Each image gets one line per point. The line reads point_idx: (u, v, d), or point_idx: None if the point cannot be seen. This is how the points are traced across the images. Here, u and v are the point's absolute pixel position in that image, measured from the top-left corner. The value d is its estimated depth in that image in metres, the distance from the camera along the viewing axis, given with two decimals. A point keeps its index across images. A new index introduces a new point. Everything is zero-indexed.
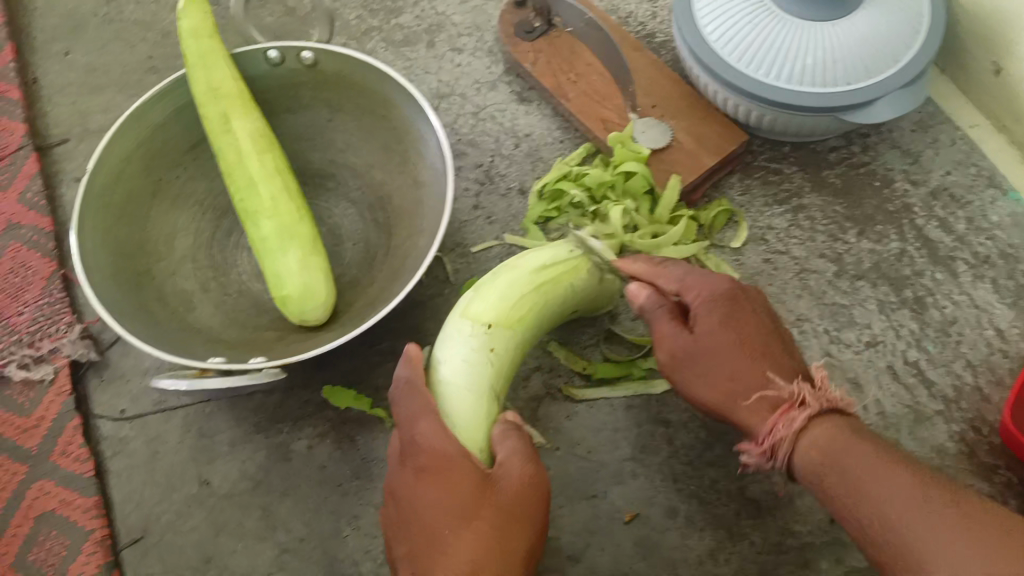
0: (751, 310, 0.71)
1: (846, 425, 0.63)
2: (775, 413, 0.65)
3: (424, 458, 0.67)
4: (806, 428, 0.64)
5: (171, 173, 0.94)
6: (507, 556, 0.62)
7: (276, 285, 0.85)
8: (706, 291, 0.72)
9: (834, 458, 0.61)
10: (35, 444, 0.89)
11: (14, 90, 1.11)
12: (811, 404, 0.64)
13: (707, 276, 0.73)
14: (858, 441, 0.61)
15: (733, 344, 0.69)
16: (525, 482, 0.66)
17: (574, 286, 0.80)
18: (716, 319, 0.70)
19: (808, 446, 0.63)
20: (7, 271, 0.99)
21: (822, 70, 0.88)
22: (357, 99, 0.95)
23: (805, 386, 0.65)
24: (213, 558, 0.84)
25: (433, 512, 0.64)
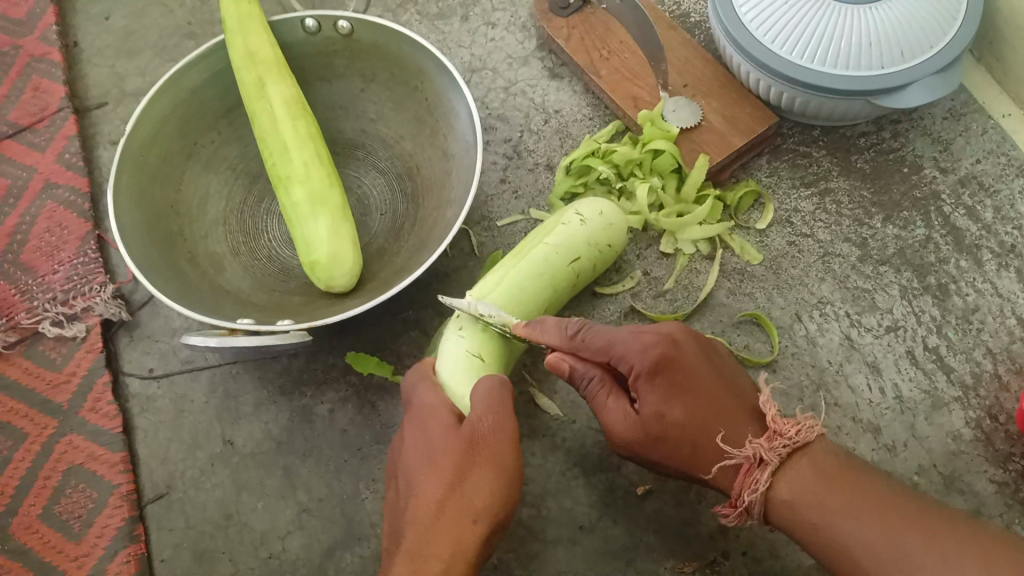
0: (681, 367, 0.69)
1: (809, 470, 0.65)
2: (740, 479, 0.67)
3: (419, 413, 0.71)
4: (772, 486, 0.65)
5: (206, 138, 0.95)
6: (472, 501, 0.64)
7: (305, 250, 0.86)
8: (635, 359, 0.69)
9: (809, 513, 0.63)
10: (66, 399, 0.92)
11: (54, 53, 1.13)
12: (769, 462, 0.65)
13: (627, 342, 0.69)
14: (825, 484, 0.64)
15: (682, 414, 0.68)
16: (496, 431, 0.66)
17: (554, 238, 0.82)
18: (654, 395, 0.69)
19: (779, 506, 0.65)
20: (43, 229, 1.01)
21: (856, 54, 0.88)
22: (392, 69, 0.96)
23: (758, 444, 0.66)
24: (235, 515, 0.86)
25: (414, 458, 0.67)
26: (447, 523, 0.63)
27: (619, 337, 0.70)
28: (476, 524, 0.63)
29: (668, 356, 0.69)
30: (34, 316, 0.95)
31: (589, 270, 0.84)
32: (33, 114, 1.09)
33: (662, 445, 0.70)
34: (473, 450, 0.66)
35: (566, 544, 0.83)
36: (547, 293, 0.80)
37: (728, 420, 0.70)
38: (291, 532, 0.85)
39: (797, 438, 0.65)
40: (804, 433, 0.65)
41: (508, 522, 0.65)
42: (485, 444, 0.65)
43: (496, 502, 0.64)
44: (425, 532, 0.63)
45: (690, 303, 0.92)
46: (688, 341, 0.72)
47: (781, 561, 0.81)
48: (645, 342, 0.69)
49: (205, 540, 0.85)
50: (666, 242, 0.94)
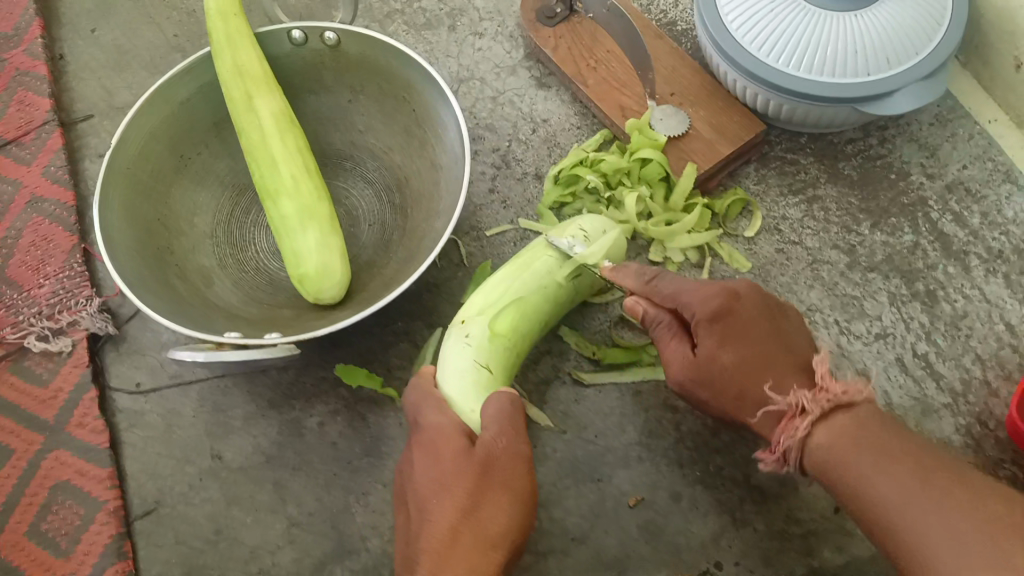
0: (740, 316, 0.70)
1: (852, 426, 0.62)
2: (781, 425, 0.66)
3: (427, 434, 0.69)
4: (811, 435, 0.64)
5: (193, 151, 0.95)
6: (487, 530, 0.62)
7: (294, 263, 0.86)
8: (696, 307, 0.70)
9: (839, 461, 0.61)
10: (53, 414, 0.91)
11: (40, 66, 1.12)
12: (811, 412, 0.64)
13: (694, 290, 0.71)
14: (864, 435, 0.61)
15: (734, 360, 0.69)
16: (510, 453, 0.66)
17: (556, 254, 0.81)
18: (710, 339, 0.70)
19: (816, 451, 0.63)
20: (29, 244, 1.00)
21: (842, 61, 0.88)
22: (379, 81, 0.96)
23: (800, 394, 0.64)
24: (225, 530, 0.85)
25: (424, 481, 0.65)
26: (462, 551, 0.61)
27: (689, 285, 0.72)
28: (491, 553, 0.62)
29: (728, 305, 0.70)
30: (20, 332, 0.94)
31: (589, 282, 0.85)
32: (18, 128, 1.08)
33: (714, 390, 0.71)
34: (486, 475, 0.64)
35: (558, 555, 0.83)
36: (550, 307, 0.81)
37: (777, 372, 0.68)
38: (281, 546, 0.84)
39: (843, 396, 0.63)
40: (850, 393, 0.63)
41: (520, 549, 0.65)
42: (498, 469, 0.65)
43: (510, 530, 0.63)
44: (441, 560, 0.61)
45: None
46: (753, 295, 0.71)
47: (774, 570, 0.81)
48: (708, 290, 0.71)
49: (194, 555, 0.84)
50: (655, 251, 0.94)
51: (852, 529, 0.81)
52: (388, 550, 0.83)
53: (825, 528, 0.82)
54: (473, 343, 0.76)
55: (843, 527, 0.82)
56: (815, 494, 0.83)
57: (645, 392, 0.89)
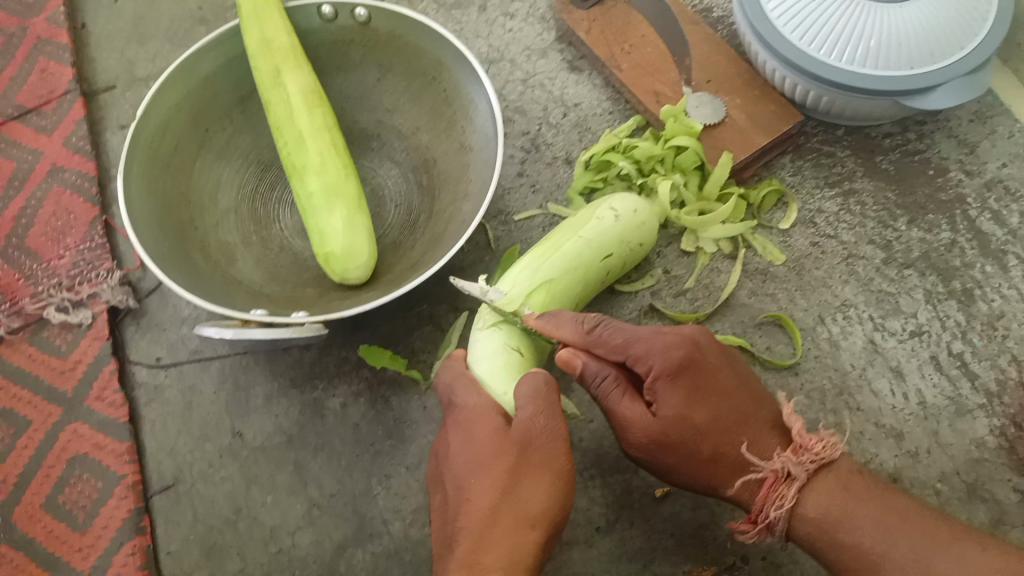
0: (700, 368, 0.66)
1: (835, 485, 0.64)
2: (764, 492, 0.64)
3: (463, 414, 0.67)
4: (799, 502, 0.64)
5: (218, 125, 0.93)
6: (529, 510, 0.61)
7: (319, 242, 0.84)
8: (655, 361, 0.66)
9: (837, 528, 0.62)
10: (71, 387, 0.90)
11: (64, 35, 1.11)
12: (798, 476, 0.63)
13: (648, 342, 0.67)
14: (855, 500, 0.63)
15: (702, 419, 0.66)
16: (548, 434, 0.64)
17: (585, 233, 0.80)
18: (675, 397, 0.66)
19: (808, 522, 0.63)
20: (49, 214, 0.98)
21: (884, 53, 0.86)
22: (409, 59, 0.94)
23: (785, 458, 0.63)
24: (243, 509, 0.84)
25: (461, 461, 0.64)
26: (503, 530, 0.60)
27: (639, 335, 0.68)
28: (533, 531, 0.61)
29: (689, 356, 0.66)
30: (39, 302, 0.93)
31: (619, 266, 0.83)
32: (40, 97, 1.07)
33: (681, 452, 0.67)
34: (526, 456, 0.63)
35: (582, 545, 0.81)
36: (576, 290, 0.79)
37: (749, 431, 0.67)
38: (300, 527, 0.83)
39: (823, 454, 0.63)
40: (829, 451, 0.63)
41: (561, 529, 0.63)
42: (537, 448, 0.64)
43: (553, 510, 0.62)
44: (482, 539, 0.60)
45: (712, 303, 0.91)
46: (709, 344, 0.68)
47: (802, 567, 0.79)
48: (665, 341, 0.66)
49: (212, 534, 0.83)
50: (687, 240, 0.92)
51: None
52: (409, 535, 0.82)
53: None
54: (503, 325, 0.75)
55: None
56: None
57: None
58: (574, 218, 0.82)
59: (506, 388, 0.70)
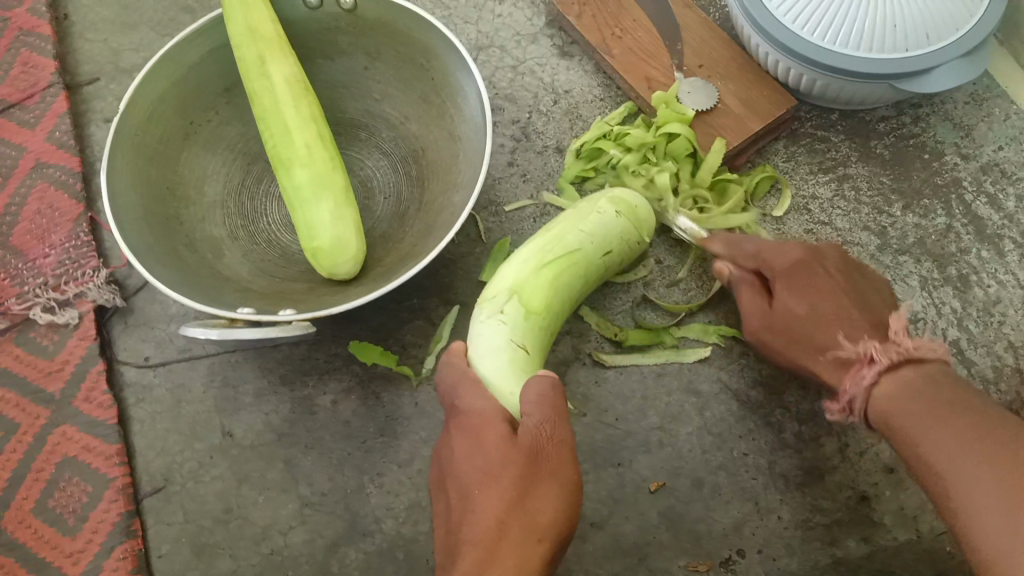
0: (823, 271, 0.69)
1: (918, 377, 0.60)
2: (849, 373, 0.64)
3: (467, 420, 0.66)
4: (877, 384, 0.62)
5: (203, 117, 0.92)
6: (537, 521, 0.60)
7: (307, 236, 0.83)
8: (777, 260, 0.71)
9: (900, 411, 0.59)
10: (58, 389, 0.89)
11: (44, 26, 1.08)
12: (880, 360, 0.62)
13: (778, 247, 0.72)
14: (929, 393, 0.59)
15: (811, 310, 0.68)
16: (557, 443, 0.63)
17: (587, 228, 0.79)
18: (788, 292, 0.70)
19: (880, 402, 0.61)
20: (33, 212, 0.97)
21: (880, 36, 0.84)
22: (397, 46, 0.92)
23: (871, 344, 0.63)
24: (235, 509, 0.83)
25: (469, 471, 0.63)
26: (511, 543, 0.59)
27: (772, 243, 0.72)
28: (540, 543, 0.60)
29: (809, 261, 0.70)
30: (24, 303, 0.92)
31: (617, 263, 0.83)
32: (22, 91, 1.05)
33: (791, 342, 0.71)
34: (535, 466, 0.62)
35: (576, 540, 0.81)
36: (577, 285, 0.79)
37: (854, 325, 0.66)
38: (293, 526, 0.82)
39: (913, 351, 0.61)
40: (921, 349, 0.61)
41: (570, 540, 0.62)
42: (547, 458, 0.62)
43: (561, 521, 0.61)
44: (489, 551, 0.59)
45: (705, 294, 0.89)
46: (839, 259, 0.71)
47: (798, 560, 0.79)
48: (794, 247, 0.71)
49: (204, 534, 0.83)
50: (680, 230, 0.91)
51: (880, 519, 0.79)
52: (403, 532, 0.81)
53: (850, 517, 0.80)
54: (507, 322, 0.74)
55: (872, 519, 0.79)
56: (840, 483, 0.81)
57: (668, 374, 0.86)
58: (574, 210, 0.81)
59: (513, 387, 0.70)
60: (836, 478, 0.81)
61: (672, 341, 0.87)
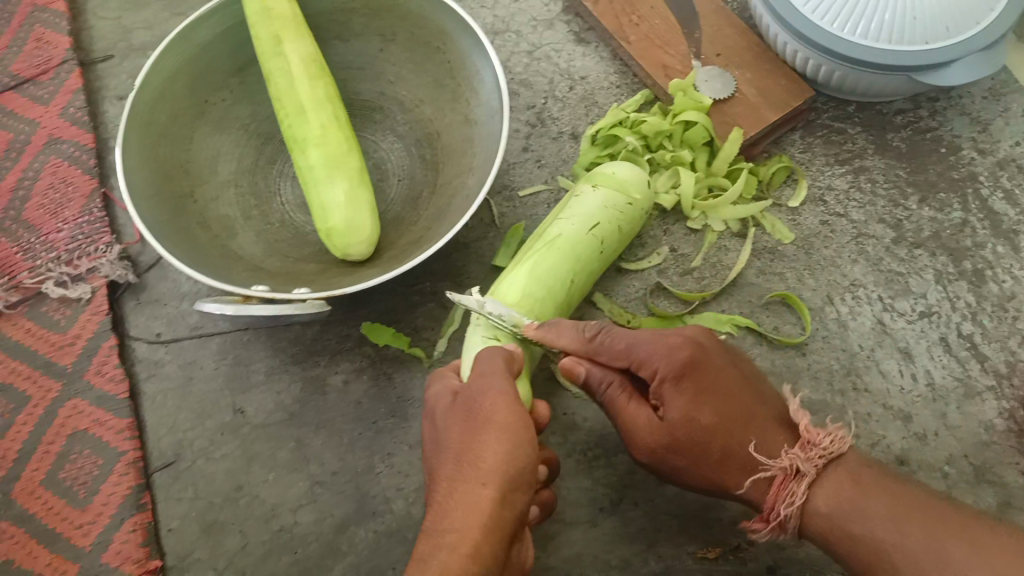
0: (709, 371, 0.64)
1: (845, 477, 0.62)
2: (773, 490, 0.63)
3: (429, 406, 0.65)
4: (809, 498, 0.62)
5: (217, 96, 0.91)
6: (480, 468, 0.56)
7: (321, 216, 0.83)
8: (659, 363, 0.63)
9: (846, 521, 0.60)
10: (70, 362, 0.88)
11: (60, 2, 1.08)
12: (806, 472, 0.62)
13: (651, 343, 0.64)
14: (868, 493, 0.61)
15: (712, 420, 0.63)
16: (490, 391, 0.60)
17: (556, 218, 0.78)
18: (681, 399, 0.63)
19: (819, 517, 0.62)
20: (46, 186, 0.97)
21: (900, 26, 0.84)
22: (412, 29, 0.91)
23: (794, 455, 0.62)
24: (245, 486, 0.83)
25: (433, 451, 0.62)
26: (458, 495, 0.56)
27: (641, 339, 0.65)
28: (485, 488, 0.56)
29: (692, 358, 0.63)
30: (37, 276, 0.92)
31: (615, 233, 0.78)
32: (37, 66, 1.04)
33: (691, 456, 0.64)
34: (475, 420, 0.59)
35: (584, 525, 0.81)
36: (566, 265, 0.75)
37: (761, 430, 0.64)
38: (303, 505, 0.82)
39: (830, 450, 0.62)
40: (836, 446, 0.62)
41: (527, 485, 0.58)
42: (483, 407, 0.59)
43: (508, 464, 0.57)
44: (441, 508, 0.57)
45: (719, 283, 0.89)
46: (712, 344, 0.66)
47: (806, 549, 0.79)
48: (672, 343, 0.64)
49: (214, 511, 0.82)
50: (695, 218, 0.91)
51: None
52: (412, 513, 0.81)
53: None
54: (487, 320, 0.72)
55: None
56: None
57: None
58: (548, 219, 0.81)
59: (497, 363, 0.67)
60: None
61: None
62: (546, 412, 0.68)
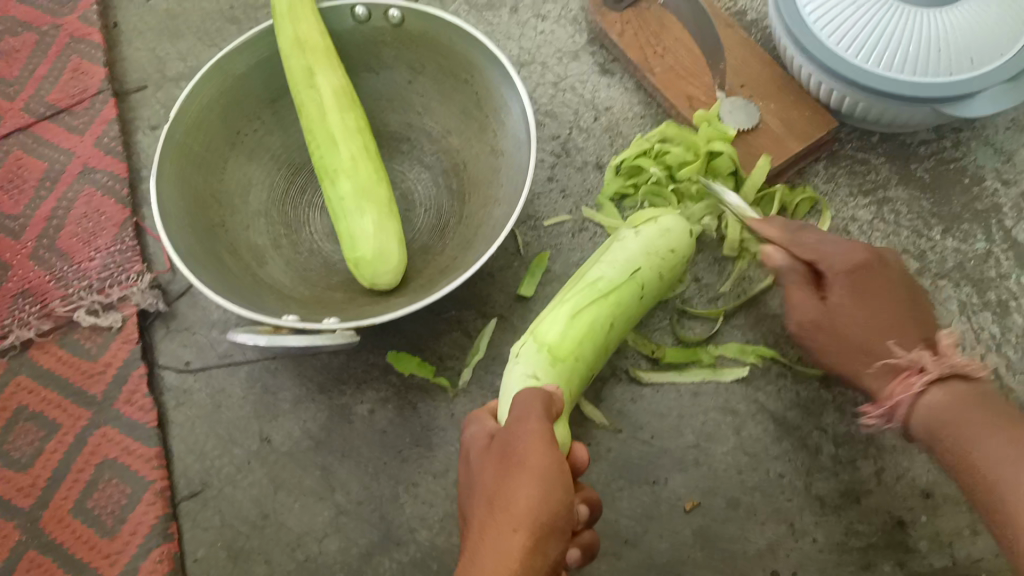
0: (880, 279, 0.67)
1: (970, 392, 0.60)
2: (895, 380, 0.64)
3: (468, 450, 0.66)
4: (926, 393, 0.62)
5: (249, 126, 0.92)
6: (513, 513, 0.56)
7: (350, 246, 0.84)
8: (835, 260, 0.68)
9: (941, 417, 0.59)
10: (101, 390, 0.90)
11: (94, 34, 1.10)
12: (931, 371, 0.61)
13: (834, 245, 0.69)
14: (977, 404, 0.59)
15: (867, 317, 0.66)
16: (525, 435, 0.60)
17: (602, 256, 0.79)
18: (842, 292, 0.67)
19: (925, 413, 0.61)
20: (80, 216, 0.99)
21: (924, 59, 0.84)
22: (441, 61, 0.92)
23: (924, 354, 0.63)
24: (271, 515, 0.84)
25: (471, 494, 0.62)
26: (491, 540, 0.56)
27: (831, 241, 0.70)
28: (518, 534, 0.55)
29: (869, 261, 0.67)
30: (70, 305, 0.93)
31: (657, 279, 0.79)
32: (71, 97, 1.06)
33: (831, 341, 0.68)
34: (510, 465, 0.59)
35: (609, 557, 0.81)
36: (611, 314, 0.76)
37: (906, 336, 0.65)
38: (327, 534, 0.83)
39: (967, 366, 0.61)
40: (972, 364, 0.61)
41: (562, 532, 0.57)
42: (517, 450, 0.59)
43: (541, 509, 0.56)
44: (476, 554, 0.56)
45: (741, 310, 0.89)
46: (897, 267, 0.69)
47: None
48: (852, 249, 0.68)
49: (240, 540, 0.83)
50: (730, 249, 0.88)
51: (916, 545, 0.79)
52: (436, 543, 0.82)
53: (887, 542, 0.79)
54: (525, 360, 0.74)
55: (908, 544, 0.79)
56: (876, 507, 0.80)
57: (704, 394, 0.85)
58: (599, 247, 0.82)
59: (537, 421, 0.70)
60: (871, 502, 0.81)
61: (710, 359, 0.86)
62: (585, 455, 0.66)
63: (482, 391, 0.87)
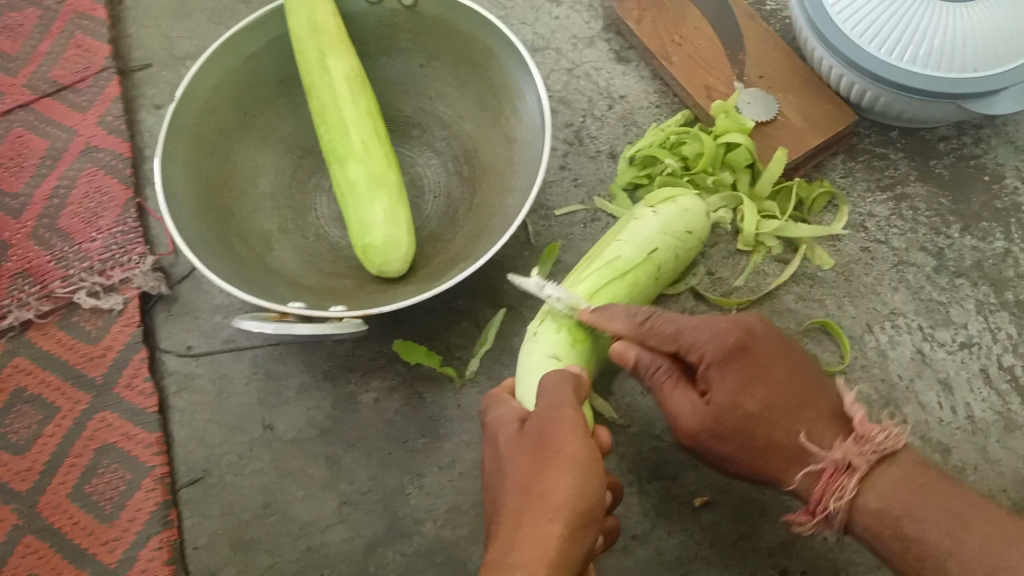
0: (758, 355, 0.63)
1: (902, 478, 0.61)
2: (823, 481, 0.62)
3: (490, 432, 0.65)
4: (858, 495, 0.61)
5: (256, 108, 0.90)
6: (550, 503, 0.56)
7: (360, 233, 0.82)
8: (707, 349, 0.62)
9: (899, 523, 0.60)
10: (100, 374, 0.88)
11: (99, 10, 1.07)
12: (858, 467, 0.61)
13: (697, 329, 0.63)
14: (917, 495, 0.60)
15: (760, 411, 0.62)
16: (558, 422, 0.59)
17: (619, 233, 0.78)
18: (727, 385, 0.62)
19: (868, 515, 0.61)
20: (82, 195, 0.97)
21: (950, 55, 0.82)
22: (456, 46, 0.90)
23: (845, 448, 0.61)
24: (274, 504, 0.83)
25: (496, 476, 0.62)
26: (527, 529, 0.55)
27: (685, 323, 0.63)
28: (556, 523, 0.55)
29: (741, 342, 0.62)
30: (69, 286, 0.91)
31: (675, 260, 0.78)
32: (74, 73, 1.04)
33: (732, 443, 0.64)
34: (544, 453, 0.58)
35: (618, 554, 0.79)
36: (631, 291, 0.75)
37: (809, 420, 0.63)
38: (332, 524, 0.81)
39: (885, 444, 0.61)
40: (891, 442, 0.61)
41: (595, 520, 0.57)
42: (550, 438, 0.59)
43: (579, 499, 0.56)
44: (509, 540, 0.56)
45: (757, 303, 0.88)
46: (764, 331, 0.64)
47: None
48: (717, 331, 0.62)
49: (241, 529, 0.82)
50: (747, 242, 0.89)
51: None
52: (442, 535, 0.80)
53: None
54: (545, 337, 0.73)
55: None
56: None
57: None
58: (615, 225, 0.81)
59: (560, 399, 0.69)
60: None
61: None
62: (608, 438, 0.66)
63: (491, 383, 0.85)
